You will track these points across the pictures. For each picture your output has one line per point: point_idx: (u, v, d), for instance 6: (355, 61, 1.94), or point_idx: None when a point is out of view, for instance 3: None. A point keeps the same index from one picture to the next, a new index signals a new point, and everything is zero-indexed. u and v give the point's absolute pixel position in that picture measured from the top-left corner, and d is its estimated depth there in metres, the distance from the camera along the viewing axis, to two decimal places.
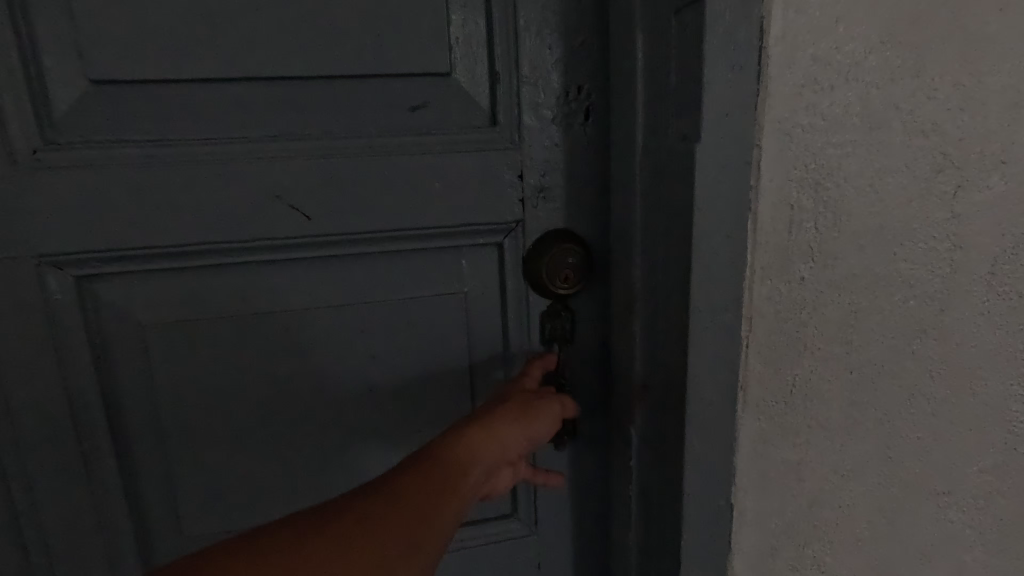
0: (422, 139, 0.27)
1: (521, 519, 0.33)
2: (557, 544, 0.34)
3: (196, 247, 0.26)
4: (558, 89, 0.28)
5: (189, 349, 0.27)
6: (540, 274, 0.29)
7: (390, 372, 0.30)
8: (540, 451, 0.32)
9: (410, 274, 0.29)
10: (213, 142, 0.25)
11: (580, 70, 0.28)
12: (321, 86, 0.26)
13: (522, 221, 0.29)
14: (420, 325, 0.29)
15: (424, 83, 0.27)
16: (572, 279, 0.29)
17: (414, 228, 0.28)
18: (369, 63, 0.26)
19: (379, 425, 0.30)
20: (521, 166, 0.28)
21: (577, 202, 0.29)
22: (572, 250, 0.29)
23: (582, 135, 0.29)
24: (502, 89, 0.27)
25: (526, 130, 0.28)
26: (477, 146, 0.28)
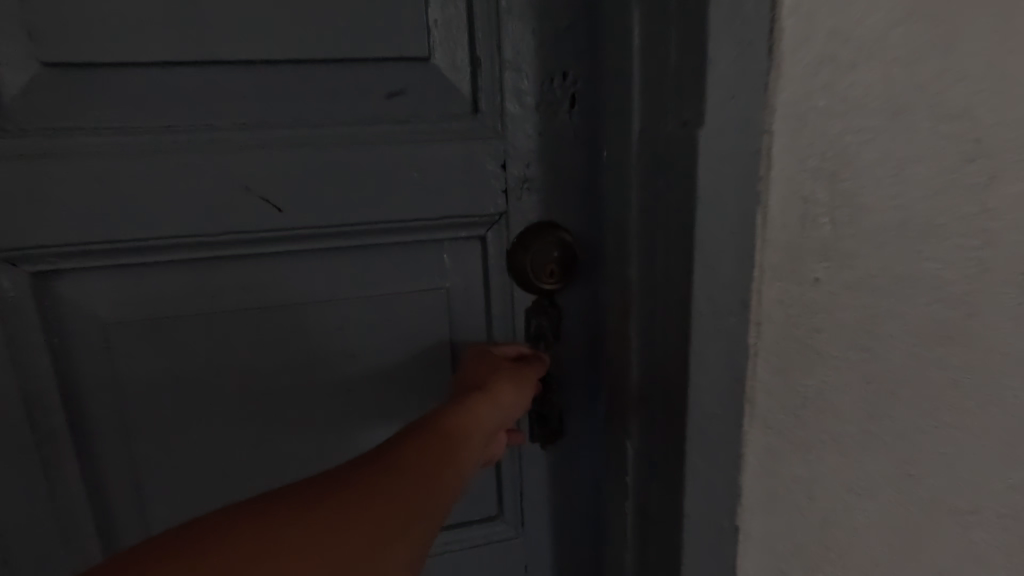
0: (398, 129, 0.27)
1: (507, 521, 0.34)
2: (543, 540, 0.35)
3: (158, 241, 0.25)
4: (543, 75, 0.28)
5: (154, 343, 0.27)
6: (525, 269, 0.30)
7: (370, 364, 0.30)
8: (526, 448, 0.33)
9: (385, 265, 0.29)
10: (173, 132, 0.25)
11: (565, 57, 0.28)
12: (298, 75, 0.26)
13: (505, 213, 0.30)
14: (398, 317, 0.30)
15: (403, 71, 0.27)
16: (557, 274, 0.30)
17: (390, 220, 0.28)
18: (350, 50, 0.26)
19: (355, 418, 0.30)
20: (505, 154, 0.29)
21: (562, 191, 0.30)
22: (556, 245, 0.30)
23: (567, 123, 0.29)
24: (484, 75, 0.28)
25: (509, 118, 0.28)
26: (458, 134, 0.28)
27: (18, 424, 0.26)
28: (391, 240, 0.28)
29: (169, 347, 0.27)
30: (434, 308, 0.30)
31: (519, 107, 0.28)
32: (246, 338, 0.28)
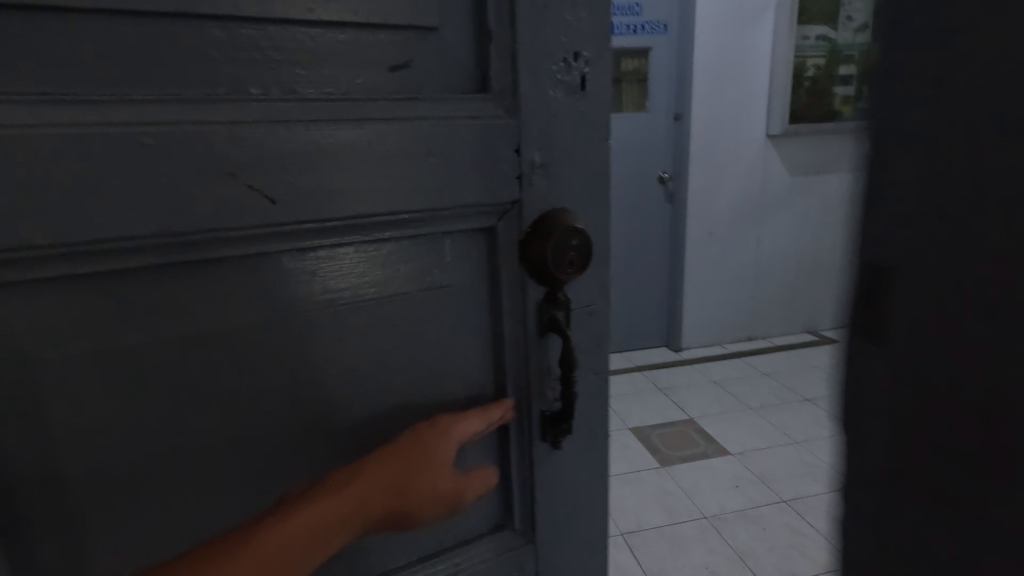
0: (407, 116, 0.34)
1: (517, 469, 0.44)
2: (542, 482, 0.44)
3: (144, 237, 0.29)
4: (566, 51, 0.37)
5: (146, 326, 0.30)
6: (549, 263, 0.38)
7: (356, 338, 0.36)
8: (536, 407, 0.42)
9: (377, 246, 0.35)
10: (163, 133, 0.28)
11: (581, 40, 0.38)
12: (329, 42, 0.31)
13: (518, 200, 0.38)
14: (392, 292, 0.37)
15: (411, 46, 0.34)
16: (576, 262, 0.39)
17: (386, 209, 0.34)
18: (381, 21, 0.32)
19: (345, 384, 0.36)
20: (519, 140, 0.37)
21: (572, 164, 0.39)
22: (574, 237, 0.38)
23: (579, 92, 0.38)
24: (495, 61, 0.36)
25: (522, 93, 0.36)
26: (471, 112, 0.36)
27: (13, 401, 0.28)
28: (384, 223, 0.35)
29: (160, 330, 0.31)
30: (454, 280, 0.38)
31: (538, 84, 0.37)
32: (236, 319, 0.32)
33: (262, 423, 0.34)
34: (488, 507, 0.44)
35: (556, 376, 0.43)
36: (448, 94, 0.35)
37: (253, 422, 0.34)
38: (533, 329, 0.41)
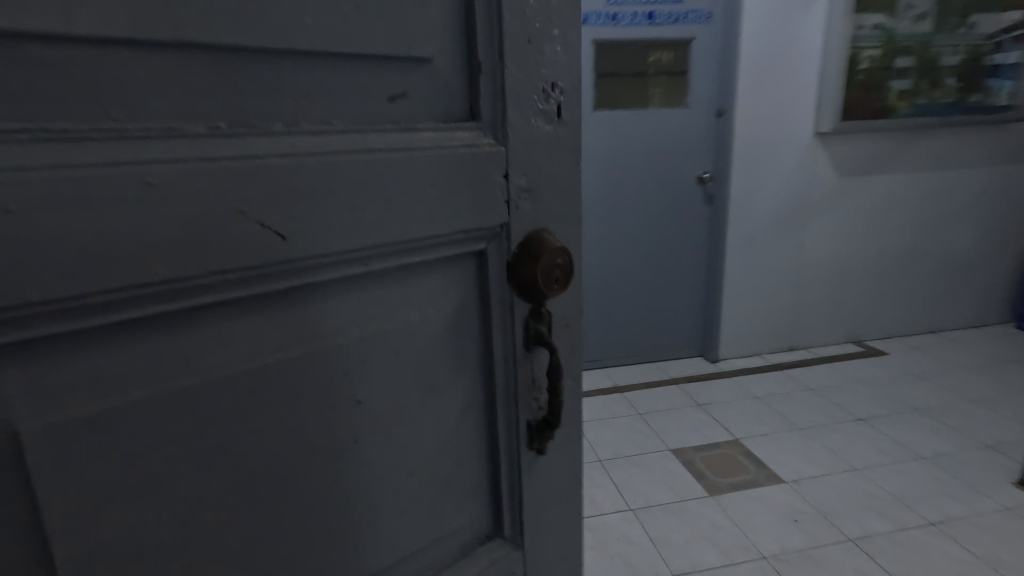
0: (405, 148, 0.42)
1: (504, 442, 0.56)
2: (521, 449, 0.57)
3: (180, 280, 0.33)
4: (547, 84, 0.50)
5: (178, 354, 0.35)
6: (538, 281, 0.50)
7: (364, 341, 0.44)
8: (524, 387, 0.55)
9: (382, 261, 0.43)
10: (198, 189, 0.33)
11: (559, 74, 0.51)
12: (346, 70, 0.39)
13: (507, 222, 0.50)
14: (390, 297, 0.45)
15: (407, 78, 0.43)
16: (561, 281, 0.52)
17: (396, 231, 0.42)
18: (386, 49, 0.40)
19: (349, 381, 0.44)
20: (508, 167, 0.49)
21: (545, 183, 0.52)
22: (561, 255, 0.51)
23: (554, 117, 0.52)
24: (487, 95, 0.47)
25: (511, 120, 0.48)
26: (466, 137, 0.46)
27: (63, 434, 0.31)
28: (389, 244, 0.43)
29: (188, 358, 0.35)
30: (453, 287, 0.50)
31: (521, 109, 0.49)
32: (257, 340, 0.38)
33: (281, 424, 0.40)
34: (476, 470, 0.55)
35: (538, 384, 0.56)
36: (444, 125, 0.45)
37: (273, 423, 0.40)
38: (523, 332, 0.54)
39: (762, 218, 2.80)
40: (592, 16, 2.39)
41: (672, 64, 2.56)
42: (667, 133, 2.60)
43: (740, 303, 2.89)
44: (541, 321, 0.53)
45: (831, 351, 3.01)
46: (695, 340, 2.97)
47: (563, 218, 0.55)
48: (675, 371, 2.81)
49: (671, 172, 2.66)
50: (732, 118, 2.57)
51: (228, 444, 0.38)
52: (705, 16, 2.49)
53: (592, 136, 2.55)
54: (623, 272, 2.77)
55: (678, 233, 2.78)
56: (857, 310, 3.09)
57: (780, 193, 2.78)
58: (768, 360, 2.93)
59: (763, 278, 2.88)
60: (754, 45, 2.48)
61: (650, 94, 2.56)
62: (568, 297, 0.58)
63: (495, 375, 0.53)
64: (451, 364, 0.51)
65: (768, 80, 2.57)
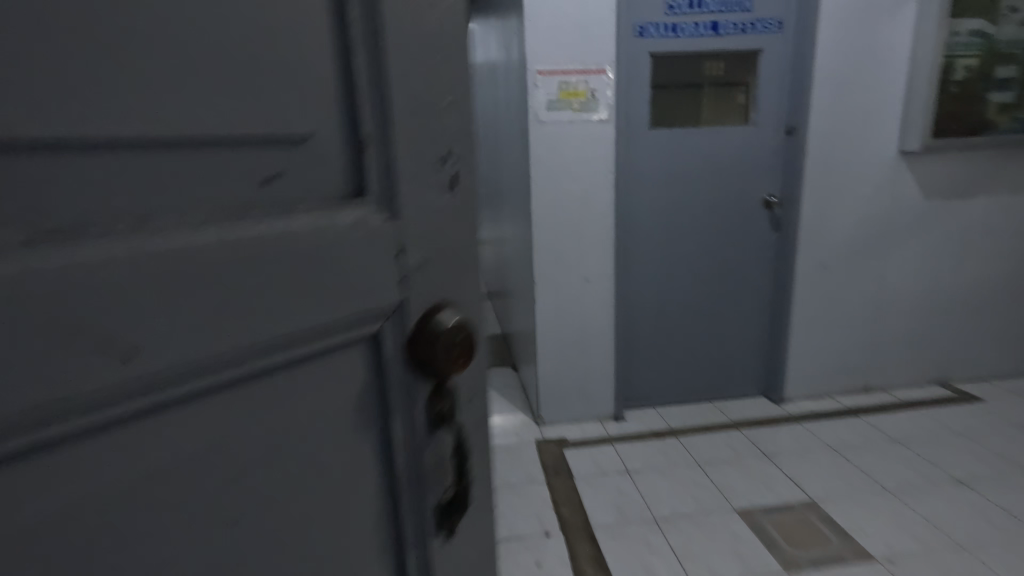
0: (289, 237, 0.46)
1: (407, 492, 0.62)
2: (423, 498, 0.63)
3: (35, 413, 0.34)
4: (437, 158, 0.57)
5: (40, 481, 0.35)
6: (441, 358, 0.58)
7: (253, 420, 0.47)
8: (426, 445, 0.62)
9: (272, 347, 0.46)
10: (54, 320, 0.33)
11: (445, 148, 0.58)
12: (217, 158, 0.43)
13: (404, 298, 0.57)
14: (280, 374, 0.49)
15: (281, 161, 0.47)
16: (464, 356, 0.60)
17: (283, 319, 0.46)
18: (259, 137, 0.45)
19: (238, 462, 0.46)
20: (401, 245, 0.55)
21: (437, 254, 0.59)
22: (463, 334, 0.59)
23: (443, 186, 0.58)
24: (374, 173, 0.53)
25: (399, 194, 0.54)
26: (355, 217, 0.51)
27: None
28: (273, 333, 0.46)
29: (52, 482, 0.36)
30: (351, 369, 0.55)
31: (411, 183, 0.55)
32: (133, 445, 0.39)
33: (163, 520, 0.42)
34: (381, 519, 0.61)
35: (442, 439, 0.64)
36: (330, 204, 0.50)
37: (155, 520, 0.41)
38: (427, 397, 0.61)
39: (837, 246, 2.54)
40: (649, 28, 2.24)
41: (730, 74, 2.40)
42: (730, 153, 2.41)
43: (810, 339, 2.64)
44: (443, 394, 0.62)
45: (916, 396, 2.71)
46: (757, 379, 2.74)
47: (455, 288, 0.62)
48: (735, 415, 2.59)
49: (735, 195, 2.47)
50: (804, 136, 2.37)
51: (105, 553, 0.39)
52: (777, 25, 2.30)
53: (649, 157, 2.37)
54: (679, 302, 2.58)
55: (742, 261, 2.56)
56: (947, 350, 2.77)
57: (858, 219, 2.52)
58: (840, 405, 2.66)
59: (837, 311, 2.63)
60: (829, 55, 2.30)
61: (701, 112, 2.39)
62: (468, 374, 0.67)
63: (395, 444, 0.59)
64: (353, 433, 0.56)
65: (845, 95, 2.36)
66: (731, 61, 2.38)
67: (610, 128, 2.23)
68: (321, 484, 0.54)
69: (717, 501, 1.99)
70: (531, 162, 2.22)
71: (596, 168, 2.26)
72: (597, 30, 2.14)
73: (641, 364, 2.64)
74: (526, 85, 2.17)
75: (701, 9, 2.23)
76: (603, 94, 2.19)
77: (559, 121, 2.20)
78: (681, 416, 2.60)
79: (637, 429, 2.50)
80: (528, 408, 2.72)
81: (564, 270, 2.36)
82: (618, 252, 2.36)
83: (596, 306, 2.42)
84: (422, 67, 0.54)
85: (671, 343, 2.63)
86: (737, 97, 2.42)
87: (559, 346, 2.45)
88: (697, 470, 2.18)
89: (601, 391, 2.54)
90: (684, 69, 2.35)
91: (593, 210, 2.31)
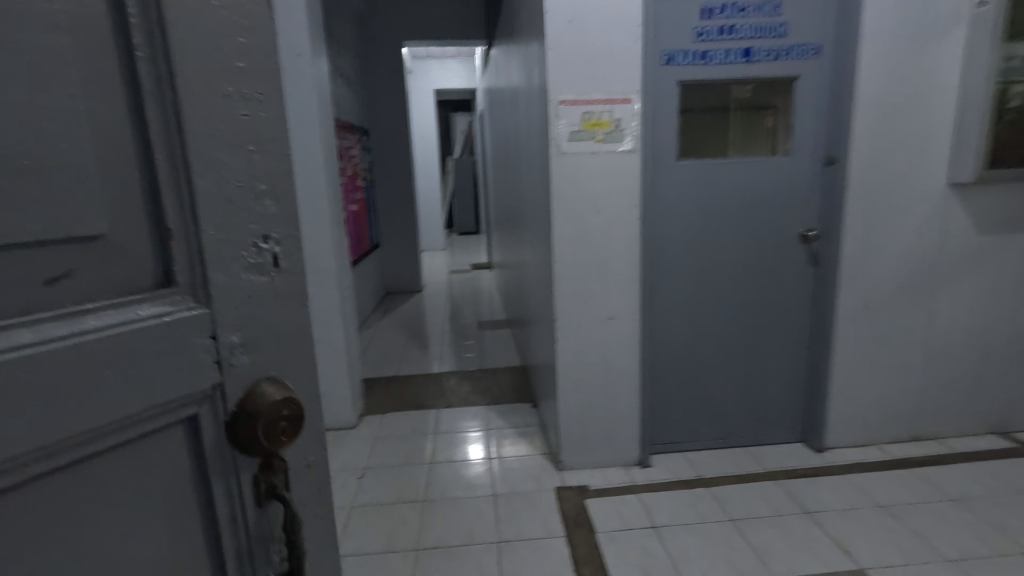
0: (87, 332, 0.53)
1: (228, 547, 0.69)
2: (241, 553, 0.70)
3: None
4: (256, 239, 0.67)
5: None
6: (263, 434, 0.66)
7: (57, 493, 0.54)
8: (250, 505, 0.70)
9: (79, 431, 0.53)
10: None
11: (265, 231, 0.67)
12: (14, 267, 0.50)
13: (221, 379, 0.64)
14: (91, 452, 0.55)
15: (76, 259, 0.54)
16: (290, 429, 0.68)
17: (89, 402, 0.53)
18: (59, 243, 0.53)
19: (46, 530, 0.54)
20: (214, 330, 0.63)
21: (259, 334, 0.67)
22: (289, 406, 0.68)
23: (261, 269, 0.67)
24: (183, 266, 0.61)
25: (212, 283, 0.62)
26: (160, 309, 0.59)
27: None
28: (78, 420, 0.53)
29: None
30: (166, 442, 0.62)
31: (223, 270, 0.63)
32: None
33: None
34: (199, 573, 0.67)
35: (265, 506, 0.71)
36: (131, 295, 0.58)
37: None
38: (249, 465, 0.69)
39: (882, 283, 2.37)
40: (677, 55, 2.13)
41: (761, 97, 2.27)
42: (765, 185, 2.27)
43: (852, 382, 2.45)
44: (274, 470, 0.69)
45: (973, 447, 2.48)
46: (795, 423, 2.55)
47: (281, 364, 0.71)
48: (770, 464, 2.41)
49: (770, 229, 2.32)
50: (845, 166, 2.21)
51: None
52: (813, 51, 2.19)
53: (678, 188, 2.24)
54: (709, 341, 2.42)
55: (778, 298, 2.40)
56: (1005, 396, 2.54)
57: (905, 256, 2.34)
58: (888, 454, 2.46)
59: (882, 353, 2.44)
60: (871, 82, 2.17)
61: (732, 138, 2.30)
62: (301, 446, 0.76)
63: (217, 504, 0.67)
64: (166, 497, 0.63)
65: (887, 124, 2.22)
66: (762, 87, 2.25)
67: (636, 159, 2.12)
68: (133, 545, 0.60)
69: (750, 562, 1.84)
70: (553, 195, 2.12)
71: (621, 201, 2.15)
72: (621, 58, 2.04)
73: (669, 407, 2.47)
74: (548, 115, 2.08)
75: (732, 35, 2.13)
76: (629, 124, 2.08)
77: (581, 152, 2.10)
78: (711, 463, 2.43)
79: (664, 477, 2.33)
80: (548, 450, 2.58)
81: (586, 306, 2.24)
82: (643, 288, 2.24)
83: (620, 345, 2.29)
84: (232, 164, 0.64)
85: (700, 384, 2.46)
86: (766, 120, 2.29)
87: (581, 387, 2.32)
88: (727, 522, 2.04)
89: (625, 435, 2.39)
90: (714, 94, 2.25)
91: (616, 245, 2.19)
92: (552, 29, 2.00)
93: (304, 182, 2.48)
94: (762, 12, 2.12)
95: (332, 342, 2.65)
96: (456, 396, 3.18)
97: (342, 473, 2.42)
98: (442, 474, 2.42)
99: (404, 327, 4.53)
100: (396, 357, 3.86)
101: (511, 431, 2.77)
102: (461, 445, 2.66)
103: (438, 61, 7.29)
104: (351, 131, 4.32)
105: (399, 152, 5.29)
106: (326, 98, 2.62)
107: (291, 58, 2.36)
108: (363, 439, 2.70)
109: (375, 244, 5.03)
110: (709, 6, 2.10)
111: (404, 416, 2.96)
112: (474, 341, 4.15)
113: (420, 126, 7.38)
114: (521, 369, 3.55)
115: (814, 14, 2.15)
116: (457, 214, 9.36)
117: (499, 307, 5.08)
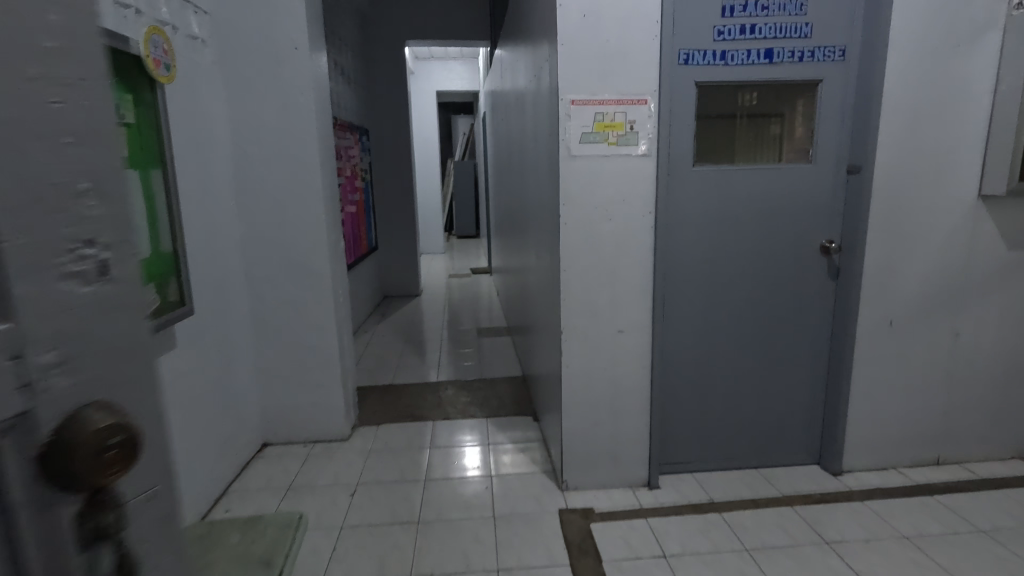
0: None
1: None
2: None
3: None
4: (65, 203, 0.47)
5: None
6: (93, 473, 0.46)
7: None
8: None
9: None
10: None
11: (77, 190, 0.48)
12: None
13: (13, 411, 0.42)
14: None
15: None
16: (124, 459, 0.48)
17: None
18: None
19: None
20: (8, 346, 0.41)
21: (67, 344, 0.46)
22: (121, 432, 0.48)
23: (74, 247, 0.47)
24: None
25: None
26: None
27: None
28: None
29: None
30: None
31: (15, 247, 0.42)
32: None
33: None
34: None
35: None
36: None
37: None
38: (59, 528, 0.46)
39: (906, 299, 2.23)
40: (695, 55, 2.01)
41: (766, 105, 2.13)
42: (785, 194, 2.14)
43: (872, 403, 2.32)
44: (98, 517, 0.48)
45: (998, 473, 2.35)
46: (811, 445, 2.41)
47: (104, 377, 0.50)
48: (786, 487, 2.27)
49: (789, 240, 2.18)
50: (870, 176, 2.08)
51: None
52: (839, 53, 2.05)
53: (694, 195, 2.09)
54: (722, 357, 2.27)
55: (796, 313, 2.25)
56: None
57: (930, 272, 2.21)
58: (912, 480, 2.32)
59: (904, 373, 2.31)
60: (899, 87, 2.05)
61: (740, 144, 2.15)
62: (136, 476, 0.55)
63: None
64: None
65: (916, 132, 2.09)
66: (768, 92, 2.12)
67: (651, 164, 2.01)
68: None
69: None
70: (562, 200, 2.00)
71: (633, 208, 2.03)
72: (637, 57, 1.93)
73: (678, 425, 2.33)
74: (558, 116, 1.96)
75: (754, 35, 2.01)
76: (643, 126, 1.97)
77: (592, 156, 1.97)
78: (722, 486, 2.29)
79: (673, 500, 2.19)
80: (550, 467, 2.45)
81: (594, 319, 2.11)
82: (654, 301, 2.11)
83: (629, 359, 2.16)
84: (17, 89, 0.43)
85: (712, 403, 2.31)
86: (771, 129, 2.15)
87: (586, 404, 2.19)
88: (741, 552, 1.90)
89: (632, 454, 2.26)
90: (726, 101, 2.11)
91: (628, 254, 2.06)
92: (564, 26, 1.88)
93: (299, 182, 2.35)
94: (786, 11, 2.00)
95: (325, 350, 2.52)
96: (453, 407, 3.04)
97: (333, 489, 2.28)
98: (438, 492, 2.28)
99: (400, 333, 4.39)
100: (392, 364, 3.72)
101: (512, 446, 2.63)
102: (459, 460, 2.52)
103: (441, 62, 7.18)
104: (351, 130, 4.19)
105: (399, 153, 5.17)
106: (324, 95, 2.49)
107: (288, 51, 2.24)
108: (355, 452, 2.56)
109: (372, 246, 4.90)
110: (730, 3, 1.98)
111: (398, 428, 2.81)
112: (472, 349, 4.02)
113: (420, 127, 7.26)
114: (522, 379, 3.41)
115: (842, 14, 2.02)
116: (456, 217, 9.23)
117: (498, 313, 4.94)
